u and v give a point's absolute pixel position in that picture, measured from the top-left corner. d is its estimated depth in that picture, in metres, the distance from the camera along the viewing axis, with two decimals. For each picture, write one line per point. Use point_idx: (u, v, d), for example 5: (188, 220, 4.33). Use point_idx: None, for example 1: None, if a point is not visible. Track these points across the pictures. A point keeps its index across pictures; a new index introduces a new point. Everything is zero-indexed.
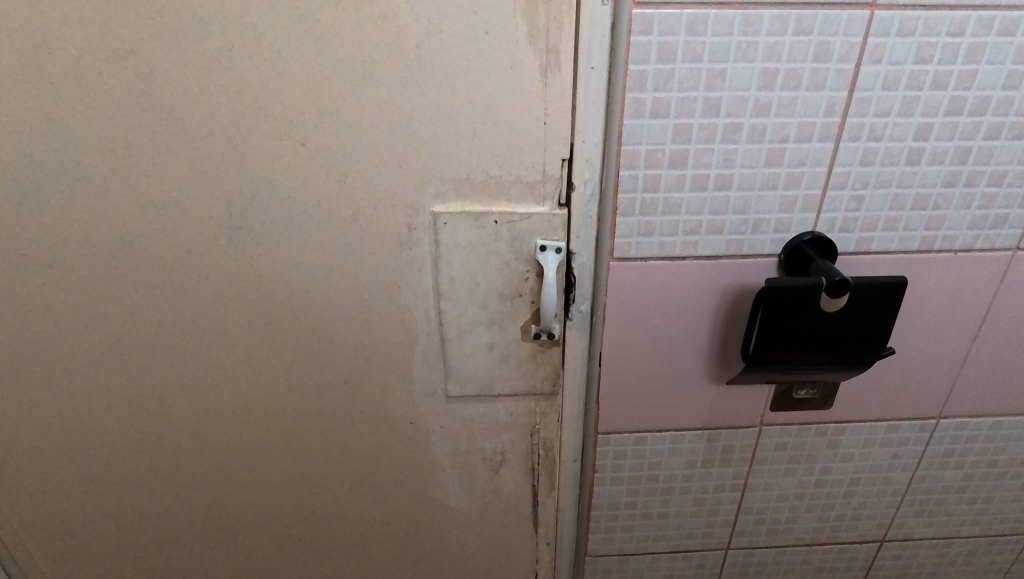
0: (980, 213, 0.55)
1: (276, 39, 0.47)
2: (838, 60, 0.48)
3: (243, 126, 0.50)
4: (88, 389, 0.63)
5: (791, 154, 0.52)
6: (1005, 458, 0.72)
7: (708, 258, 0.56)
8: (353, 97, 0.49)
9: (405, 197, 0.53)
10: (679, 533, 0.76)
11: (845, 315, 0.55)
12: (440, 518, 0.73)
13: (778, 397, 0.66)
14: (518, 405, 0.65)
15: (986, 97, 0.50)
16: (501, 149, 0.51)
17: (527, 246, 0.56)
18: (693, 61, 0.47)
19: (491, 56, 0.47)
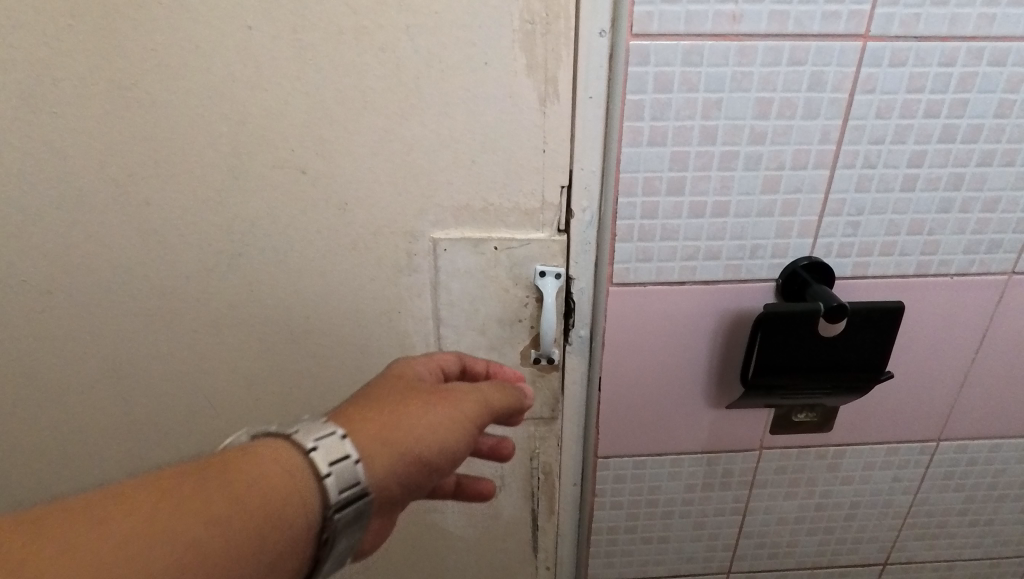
0: (974, 238, 0.56)
1: (278, 70, 0.47)
2: (832, 90, 0.48)
3: (244, 155, 0.51)
4: (85, 415, 0.62)
5: (786, 181, 0.52)
6: (1006, 480, 0.72)
7: (706, 283, 0.57)
8: (354, 126, 0.50)
9: (405, 225, 0.54)
10: (680, 557, 0.75)
11: (843, 341, 0.55)
12: (439, 544, 0.73)
13: (778, 421, 0.66)
14: (517, 430, 0.64)
15: (977, 125, 0.51)
16: (500, 176, 0.52)
17: (526, 271, 0.56)
18: (689, 91, 0.48)
19: (490, 87, 0.48)
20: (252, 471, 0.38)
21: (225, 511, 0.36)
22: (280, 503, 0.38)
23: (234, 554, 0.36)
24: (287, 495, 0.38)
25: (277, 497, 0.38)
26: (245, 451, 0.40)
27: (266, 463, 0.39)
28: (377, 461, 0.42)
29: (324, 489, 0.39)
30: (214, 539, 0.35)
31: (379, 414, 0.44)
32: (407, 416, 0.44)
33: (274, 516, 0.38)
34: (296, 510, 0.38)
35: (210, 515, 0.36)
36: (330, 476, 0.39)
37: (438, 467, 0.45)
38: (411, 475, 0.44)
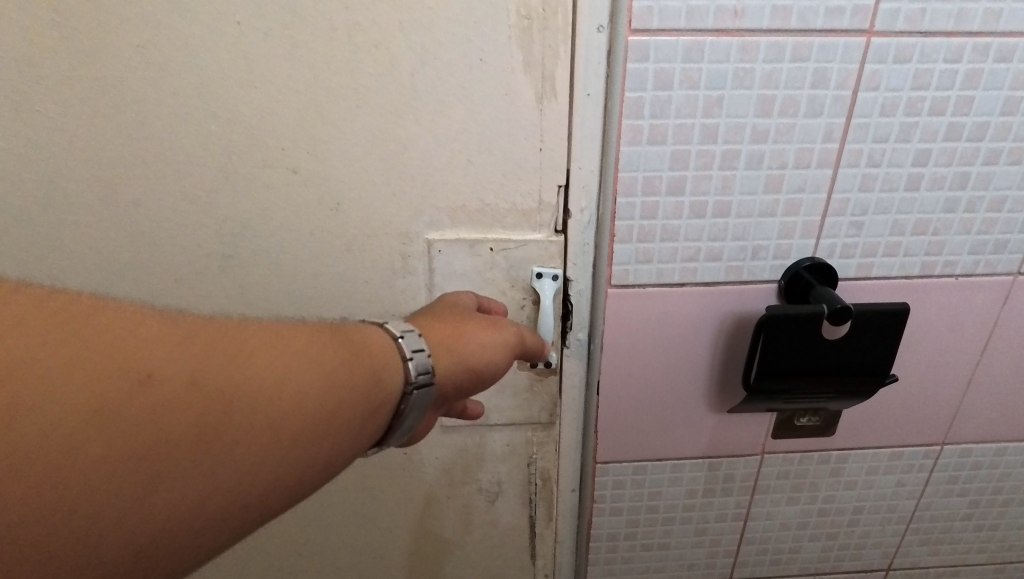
0: (980, 238, 0.55)
1: (268, 67, 0.46)
2: (835, 87, 0.47)
3: (234, 154, 0.49)
4: None
5: (789, 180, 0.51)
6: (1011, 485, 0.71)
7: (707, 284, 0.56)
8: (347, 124, 0.48)
9: (399, 226, 0.53)
10: (681, 564, 0.74)
11: (847, 344, 0.54)
12: (435, 551, 0.71)
13: (780, 425, 0.65)
14: (515, 435, 0.63)
15: (983, 124, 0.50)
16: (497, 176, 0.51)
17: (523, 273, 0.55)
18: (690, 88, 0.47)
19: (487, 85, 0.47)
20: (360, 342, 0.40)
21: (338, 363, 0.37)
22: (378, 374, 0.39)
23: (332, 409, 0.36)
24: (382, 370, 0.40)
25: (377, 365, 0.39)
26: (350, 325, 0.41)
27: (366, 335, 0.41)
28: (445, 359, 0.44)
29: (408, 367, 0.41)
30: (327, 383, 0.36)
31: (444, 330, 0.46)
32: (469, 330, 0.47)
33: (370, 385, 0.38)
34: (387, 382, 0.40)
35: (323, 363, 0.36)
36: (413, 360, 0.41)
37: (487, 376, 0.47)
38: (469, 377, 0.46)
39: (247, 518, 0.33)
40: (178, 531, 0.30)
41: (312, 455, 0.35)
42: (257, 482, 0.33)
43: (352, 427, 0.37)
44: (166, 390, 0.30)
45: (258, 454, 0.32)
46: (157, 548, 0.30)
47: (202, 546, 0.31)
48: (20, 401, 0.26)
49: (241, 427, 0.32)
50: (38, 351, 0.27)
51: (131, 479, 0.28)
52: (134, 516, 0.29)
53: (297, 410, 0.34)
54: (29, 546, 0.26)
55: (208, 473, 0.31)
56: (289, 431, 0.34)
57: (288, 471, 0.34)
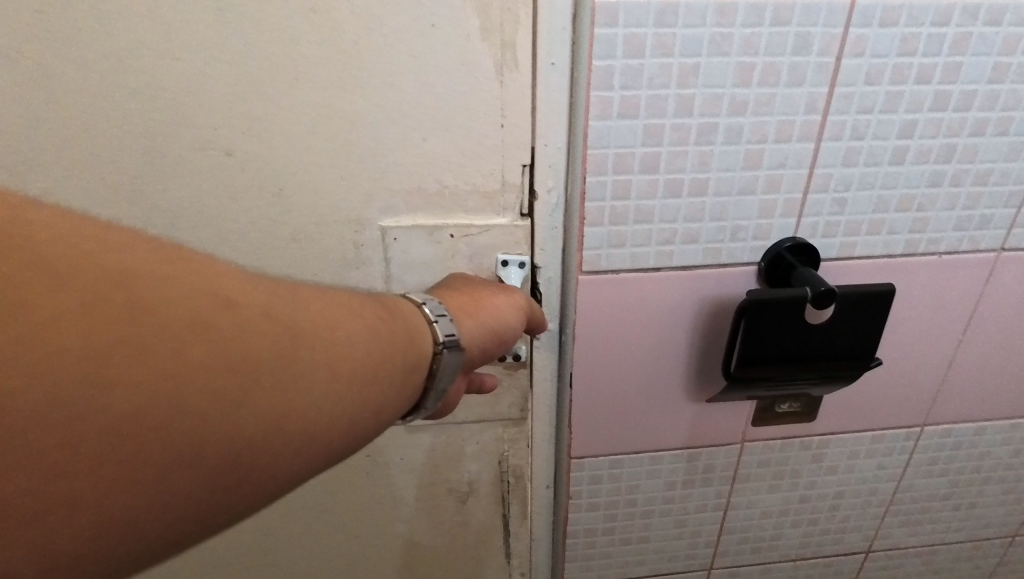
0: (965, 214, 0.53)
1: (192, 35, 0.41)
2: (818, 54, 0.44)
3: (159, 135, 0.44)
4: None
5: (770, 156, 0.48)
6: (990, 463, 0.70)
7: (684, 268, 0.52)
8: (286, 99, 0.43)
9: (350, 212, 0.48)
10: (661, 556, 0.71)
11: (831, 328, 0.51)
12: (405, 555, 0.68)
13: (760, 412, 0.62)
14: (485, 432, 0.59)
15: (971, 93, 0.47)
16: (455, 156, 0.46)
17: (488, 261, 0.51)
18: (664, 56, 0.43)
19: (441, 54, 0.42)
20: (392, 306, 0.40)
21: (379, 318, 0.38)
22: (413, 332, 0.39)
23: (380, 356, 0.36)
24: (412, 330, 0.40)
25: (408, 326, 0.39)
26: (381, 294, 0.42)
27: (395, 302, 0.41)
28: (468, 324, 0.43)
29: (434, 331, 0.40)
30: (374, 332, 0.37)
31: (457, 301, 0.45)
32: (487, 297, 0.46)
33: (408, 342, 0.39)
34: (418, 343, 0.39)
35: (368, 316, 0.37)
36: (439, 322, 0.41)
37: (509, 341, 0.46)
38: (493, 342, 0.45)
39: (312, 454, 0.33)
40: (255, 454, 0.30)
41: (367, 398, 0.35)
42: (322, 417, 0.33)
43: (397, 377, 0.37)
44: (250, 315, 0.31)
45: (323, 389, 0.33)
46: (239, 467, 0.30)
47: (270, 476, 0.31)
48: (136, 306, 0.27)
49: (311, 360, 0.32)
50: (147, 264, 0.28)
51: (223, 394, 0.28)
52: (224, 431, 0.29)
53: (355, 352, 0.35)
54: (140, 438, 0.26)
55: (285, 399, 0.31)
56: (350, 369, 0.34)
57: (349, 409, 0.34)
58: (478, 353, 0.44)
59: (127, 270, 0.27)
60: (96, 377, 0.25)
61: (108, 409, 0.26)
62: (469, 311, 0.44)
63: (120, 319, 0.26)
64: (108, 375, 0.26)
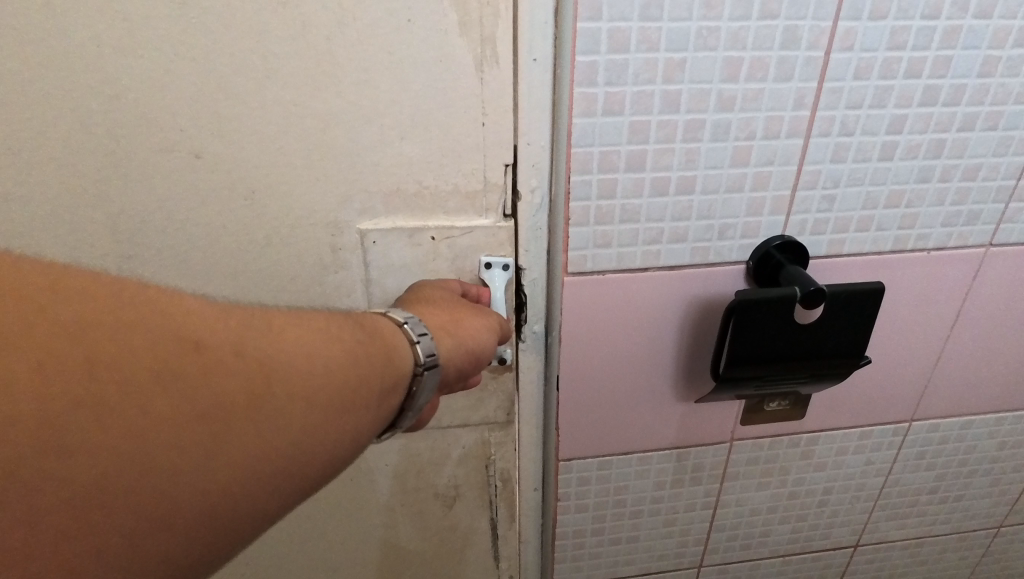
0: (953, 209, 0.52)
1: (154, 32, 0.38)
2: (807, 48, 0.43)
3: (124, 137, 0.42)
4: None
5: (758, 152, 0.47)
6: (976, 456, 0.71)
7: (671, 268, 0.51)
8: (255, 98, 0.41)
9: (327, 215, 0.46)
10: (650, 555, 0.71)
11: (820, 327, 0.50)
12: (391, 561, 0.66)
13: (749, 410, 0.62)
14: (471, 436, 0.58)
15: (960, 87, 0.46)
16: (435, 156, 0.45)
17: (470, 263, 0.49)
18: (649, 51, 0.42)
19: (418, 50, 0.40)
20: (372, 326, 0.39)
21: (356, 341, 0.36)
22: (394, 354, 0.38)
23: (356, 382, 0.35)
24: (393, 351, 0.38)
25: (387, 347, 0.38)
26: (361, 313, 0.40)
27: (375, 320, 0.39)
28: (446, 342, 0.41)
29: (415, 350, 0.39)
30: (350, 357, 0.35)
31: (438, 315, 0.43)
32: (462, 313, 0.44)
33: (387, 363, 0.37)
34: (397, 361, 0.38)
35: (346, 340, 0.36)
36: (421, 341, 0.39)
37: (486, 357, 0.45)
38: (471, 359, 0.44)
39: (290, 489, 0.32)
40: (227, 497, 0.29)
41: (344, 427, 0.34)
42: (295, 452, 0.32)
43: (374, 402, 0.36)
44: (216, 359, 0.29)
45: (296, 423, 0.32)
46: (216, 512, 0.29)
47: (246, 516, 0.30)
48: (94, 361, 0.26)
49: (282, 395, 0.31)
50: (106, 316, 0.27)
51: (187, 441, 0.28)
52: (190, 477, 0.28)
53: (330, 381, 0.34)
54: (106, 499, 0.26)
55: (253, 439, 0.30)
56: (323, 401, 0.33)
57: (324, 441, 0.33)
58: (456, 371, 0.43)
59: (83, 320, 0.26)
60: (51, 438, 0.25)
61: (66, 468, 0.25)
62: (450, 328, 0.42)
63: (77, 376, 0.26)
64: (70, 436, 0.25)
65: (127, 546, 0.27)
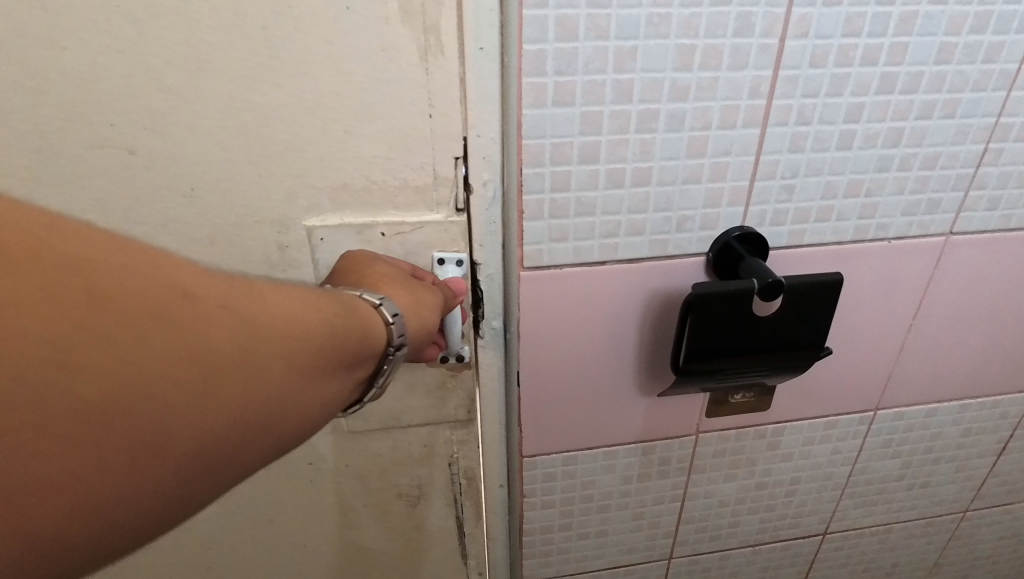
0: (913, 198, 0.52)
1: (77, 21, 0.36)
2: (761, 35, 0.42)
3: (52, 133, 0.40)
4: None
5: (714, 143, 0.46)
6: (942, 443, 0.71)
7: (630, 262, 0.50)
8: (189, 92, 0.40)
9: (272, 212, 0.45)
10: (619, 549, 0.71)
11: (780, 320, 0.50)
12: (357, 561, 0.65)
13: (713, 403, 0.61)
14: (433, 435, 0.57)
15: (917, 74, 0.45)
16: (381, 149, 0.43)
17: (424, 260, 0.48)
18: (599, 39, 0.40)
19: (358, 39, 0.39)
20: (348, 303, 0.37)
21: (341, 313, 0.35)
22: (369, 329, 0.37)
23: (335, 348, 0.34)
24: (370, 327, 0.37)
25: (363, 323, 0.37)
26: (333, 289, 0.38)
27: (350, 298, 0.38)
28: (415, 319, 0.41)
29: (390, 331, 0.38)
30: (332, 328, 0.34)
31: (401, 295, 0.41)
32: (420, 291, 0.43)
33: (362, 337, 0.36)
34: (371, 340, 0.37)
35: (328, 309, 0.34)
36: (395, 322, 0.38)
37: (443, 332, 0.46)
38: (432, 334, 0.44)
39: (268, 445, 0.31)
40: (214, 447, 0.28)
41: (322, 391, 0.34)
42: (278, 411, 0.31)
43: (350, 371, 0.36)
44: (213, 309, 0.28)
45: (279, 382, 0.31)
46: (205, 455, 0.28)
47: (233, 464, 0.30)
48: (95, 291, 0.25)
49: (269, 353, 0.30)
50: (105, 251, 0.25)
51: (186, 382, 0.27)
52: (178, 426, 0.27)
53: (314, 345, 0.33)
54: (106, 425, 0.25)
55: (241, 394, 0.29)
56: (307, 365, 0.32)
57: (304, 400, 0.32)
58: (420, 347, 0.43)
59: (75, 257, 0.24)
60: (57, 358, 0.24)
61: (69, 393, 0.24)
62: (413, 311, 0.41)
63: (80, 303, 0.24)
64: (72, 359, 0.24)
65: (123, 471, 0.26)
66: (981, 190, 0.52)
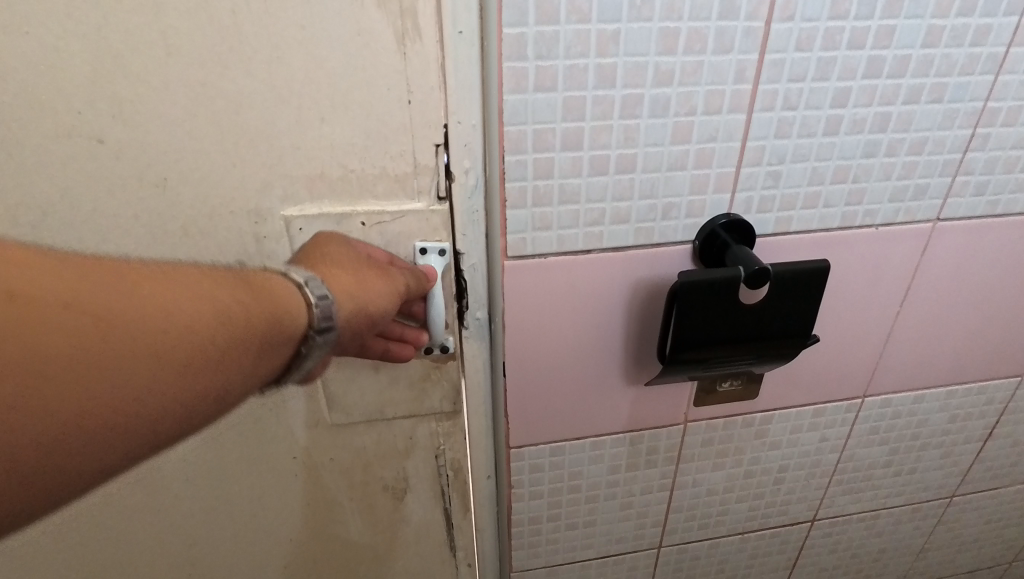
0: (900, 184, 0.51)
1: (35, 5, 0.35)
2: (746, 18, 0.41)
3: (14, 123, 0.38)
4: None
5: (699, 129, 0.45)
6: (928, 429, 0.71)
7: (615, 250, 0.50)
8: (157, 78, 0.38)
9: (247, 202, 0.44)
10: (608, 538, 0.71)
11: (766, 308, 0.49)
12: (343, 554, 0.65)
13: (701, 392, 0.61)
14: (417, 427, 0.56)
15: (904, 58, 0.45)
16: (359, 137, 0.42)
17: (405, 250, 0.47)
18: (580, 22, 0.39)
19: (331, 24, 0.38)
20: (267, 287, 0.36)
21: (235, 300, 0.33)
22: (279, 314, 0.35)
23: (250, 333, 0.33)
24: (279, 311, 0.35)
25: (274, 308, 0.35)
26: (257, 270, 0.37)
27: (270, 280, 0.36)
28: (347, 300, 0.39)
29: (313, 313, 0.36)
30: (219, 317, 0.32)
31: (345, 278, 0.40)
32: (367, 277, 0.42)
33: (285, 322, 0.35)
34: (287, 322, 0.35)
35: (240, 294, 0.34)
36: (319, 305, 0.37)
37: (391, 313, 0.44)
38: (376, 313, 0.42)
39: (152, 442, 0.31)
40: (75, 450, 0.28)
41: (216, 384, 0.32)
42: (154, 409, 0.30)
43: (255, 362, 0.34)
44: (54, 309, 0.27)
45: (182, 369, 0.30)
46: (68, 458, 0.28)
47: (108, 464, 0.29)
48: None
49: (166, 345, 0.30)
50: None
51: (25, 389, 0.26)
52: (23, 430, 0.26)
53: (222, 333, 0.32)
54: None
55: (134, 384, 0.29)
56: (186, 361, 0.31)
57: (215, 388, 0.32)
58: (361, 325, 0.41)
59: None
60: None
61: None
62: (352, 293, 0.39)
63: None
64: None
65: None
66: (968, 175, 0.52)
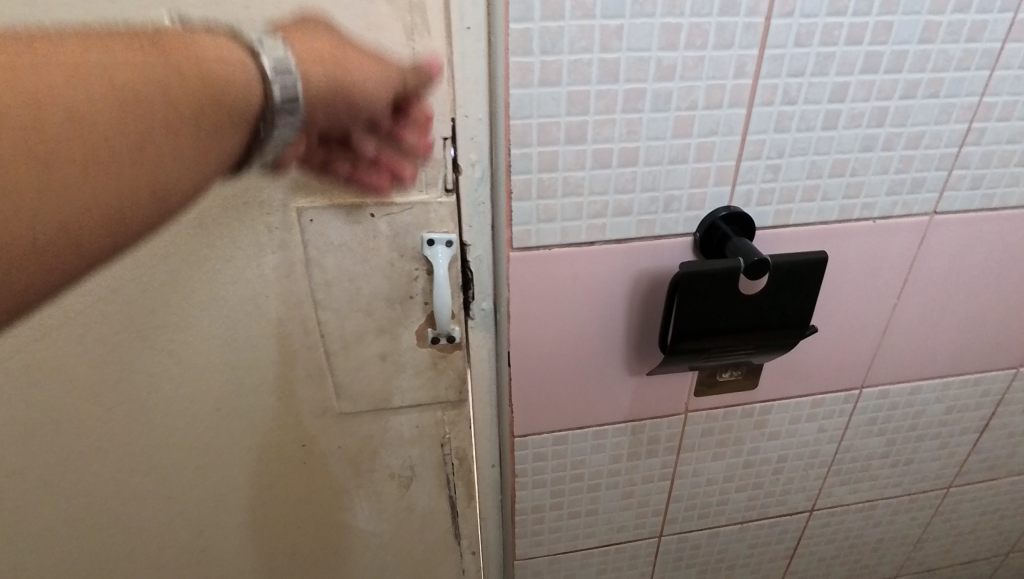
0: (897, 177, 0.52)
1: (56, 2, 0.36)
2: (746, 14, 0.42)
3: None
4: None
5: (700, 122, 0.46)
6: (925, 420, 0.72)
7: (617, 242, 0.51)
8: None
9: (259, 194, 0.45)
10: (610, 527, 0.72)
11: (765, 299, 0.50)
12: (350, 542, 0.66)
13: (701, 382, 0.62)
14: (423, 416, 0.58)
15: (901, 53, 0.46)
16: None
17: (412, 241, 0.48)
18: (584, 18, 0.40)
19: (342, 20, 0.39)
20: (190, 54, 0.32)
21: (160, 68, 0.31)
22: (223, 83, 0.33)
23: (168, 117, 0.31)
24: (221, 78, 0.32)
25: (219, 73, 0.32)
26: (172, 32, 0.33)
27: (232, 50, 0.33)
28: (318, 85, 0.35)
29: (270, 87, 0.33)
30: (144, 80, 0.30)
31: (327, 51, 0.36)
32: (352, 49, 0.37)
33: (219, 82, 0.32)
34: (233, 77, 0.33)
35: (158, 80, 0.31)
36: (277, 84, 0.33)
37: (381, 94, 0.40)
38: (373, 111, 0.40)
39: (120, 232, 0.31)
40: (37, 248, 0.28)
41: (164, 162, 0.32)
42: (114, 202, 0.30)
43: (205, 128, 0.33)
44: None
45: (99, 157, 0.29)
46: (31, 253, 0.28)
47: (82, 258, 0.30)
48: None
49: (90, 129, 0.29)
50: None
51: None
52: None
53: (143, 124, 0.30)
54: None
55: (81, 191, 0.29)
56: (120, 129, 0.30)
57: (167, 183, 0.32)
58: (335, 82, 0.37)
59: None
60: None
61: None
62: (330, 70, 0.36)
63: None
64: None
65: None
66: (964, 169, 0.53)
